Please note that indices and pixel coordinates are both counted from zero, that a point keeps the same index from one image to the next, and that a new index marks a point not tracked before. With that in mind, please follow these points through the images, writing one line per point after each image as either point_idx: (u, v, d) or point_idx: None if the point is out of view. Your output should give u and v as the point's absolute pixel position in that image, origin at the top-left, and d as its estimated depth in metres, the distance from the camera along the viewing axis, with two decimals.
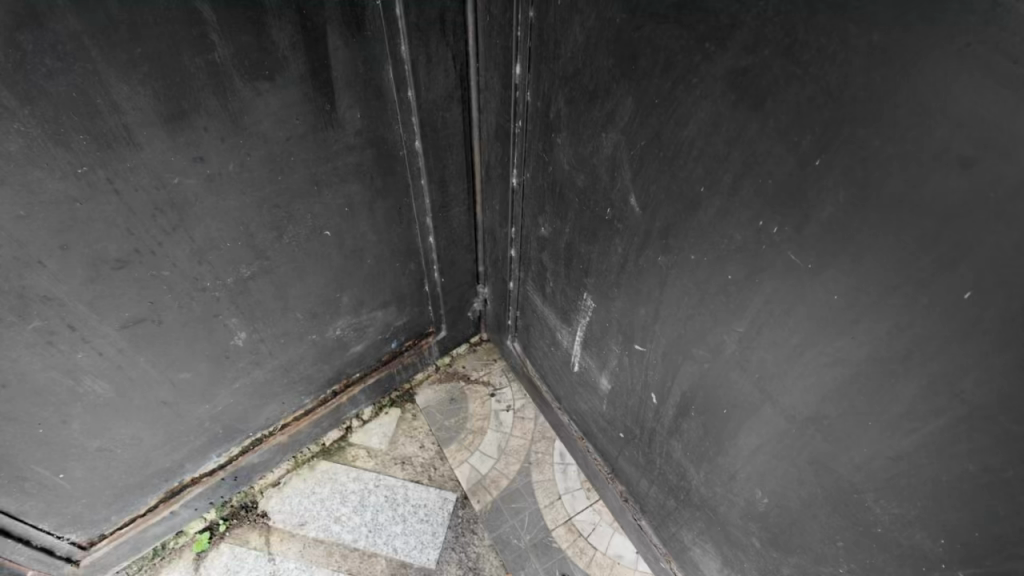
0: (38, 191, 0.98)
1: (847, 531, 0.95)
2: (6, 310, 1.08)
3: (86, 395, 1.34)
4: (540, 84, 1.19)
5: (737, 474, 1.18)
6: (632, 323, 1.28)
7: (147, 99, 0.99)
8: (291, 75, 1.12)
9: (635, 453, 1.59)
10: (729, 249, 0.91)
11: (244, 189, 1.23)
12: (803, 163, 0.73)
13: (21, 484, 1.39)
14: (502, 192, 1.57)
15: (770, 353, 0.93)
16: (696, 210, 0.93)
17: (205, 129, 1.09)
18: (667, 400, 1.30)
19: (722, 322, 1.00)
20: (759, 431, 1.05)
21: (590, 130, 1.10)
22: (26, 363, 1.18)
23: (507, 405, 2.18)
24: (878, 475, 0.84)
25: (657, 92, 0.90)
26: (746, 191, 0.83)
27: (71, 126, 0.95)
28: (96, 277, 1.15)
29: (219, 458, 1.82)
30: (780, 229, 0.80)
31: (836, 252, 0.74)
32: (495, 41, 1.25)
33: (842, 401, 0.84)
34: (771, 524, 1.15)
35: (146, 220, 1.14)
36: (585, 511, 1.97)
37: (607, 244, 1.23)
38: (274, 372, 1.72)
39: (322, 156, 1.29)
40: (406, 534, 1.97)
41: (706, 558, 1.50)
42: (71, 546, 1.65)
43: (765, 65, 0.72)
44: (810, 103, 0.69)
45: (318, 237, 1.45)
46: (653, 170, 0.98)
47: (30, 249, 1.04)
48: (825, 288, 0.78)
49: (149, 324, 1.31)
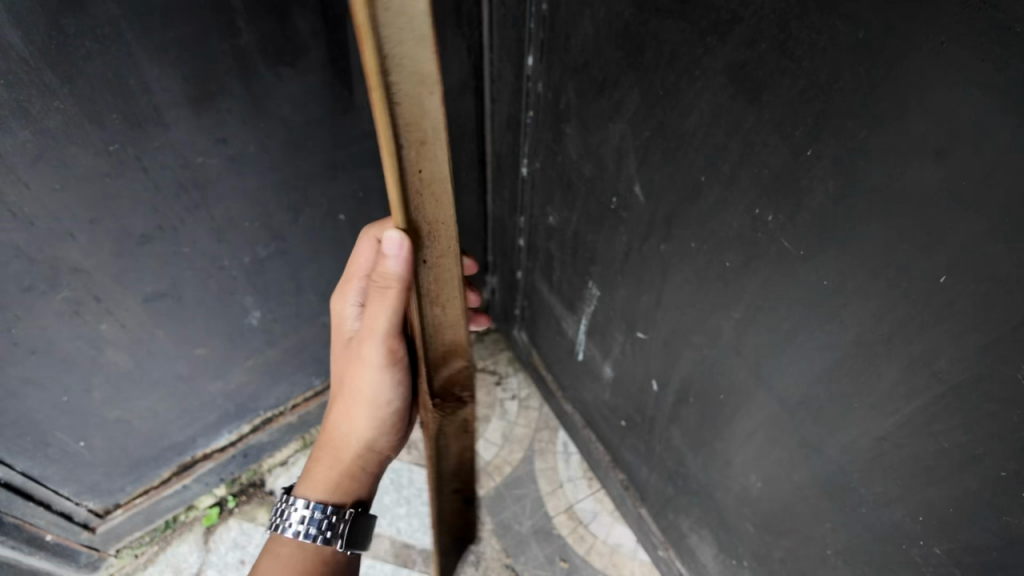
0: (73, 166, 1.03)
1: (835, 512, 0.99)
2: (38, 279, 1.14)
3: (108, 365, 1.39)
4: (551, 75, 1.23)
5: (733, 460, 1.22)
6: (635, 311, 1.32)
7: (175, 80, 1.04)
8: (313, 62, 1.19)
9: (637, 441, 1.63)
10: (727, 237, 0.94)
11: (265, 171, 1.29)
12: (797, 153, 0.76)
13: (45, 449, 1.45)
14: (512, 183, 1.61)
15: (763, 338, 0.97)
16: (697, 198, 0.97)
17: (229, 112, 1.14)
18: (667, 387, 1.33)
19: (721, 310, 1.04)
20: (753, 416, 1.09)
21: (598, 121, 1.14)
22: (55, 331, 1.24)
23: (513, 395, 2.27)
24: (863, 455, 0.87)
25: (661, 84, 0.94)
26: (744, 180, 0.86)
27: (106, 106, 1.00)
28: (122, 251, 1.21)
29: (230, 435, 1.87)
30: (774, 218, 0.84)
31: (826, 238, 0.78)
32: (508, 33, 1.29)
33: (830, 384, 0.88)
34: (764, 508, 1.19)
35: (170, 197, 1.19)
36: (586, 500, 2.02)
37: (612, 232, 1.27)
38: (286, 353, 1.78)
39: (340, 141, 1.36)
40: (409, 516, 2.02)
41: (702, 544, 1.54)
42: (88, 513, 1.70)
43: (760, 59, 0.76)
44: (803, 96, 0.73)
45: (331, 220, 1.52)
46: (657, 159, 1.02)
47: (62, 221, 1.09)
48: (816, 274, 0.81)
49: (169, 300, 1.37)
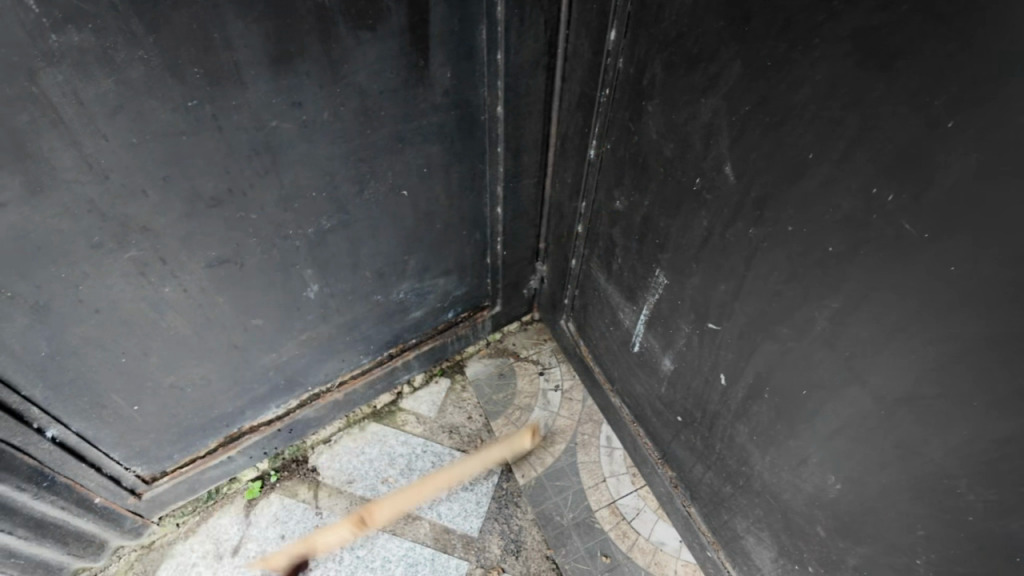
0: (151, 121, 1.02)
1: (931, 520, 0.93)
2: (108, 237, 1.13)
3: (168, 330, 1.38)
4: (636, 50, 1.17)
5: (808, 460, 1.16)
6: (708, 301, 1.26)
7: (258, 36, 1.02)
8: (392, 28, 1.15)
9: (693, 438, 1.58)
10: (832, 221, 0.88)
11: (335, 140, 1.26)
12: (933, 125, 0.71)
13: (100, 410, 1.45)
14: (578, 164, 1.57)
15: (864, 330, 0.91)
16: (800, 178, 0.91)
17: (306, 74, 1.12)
18: (737, 381, 1.28)
19: (815, 299, 0.97)
20: (839, 414, 1.03)
21: (687, 97, 1.08)
22: (120, 291, 1.23)
23: (556, 385, 2.22)
24: (976, 459, 0.81)
25: (770, 55, 0.88)
26: (860, 156, 0.80)
27: (187, 59, 0.98)
28: (191, 213, 1.19)
29: (278, 409, 1.87)
30: (894, 198, 0.78)
31: (959, 217, 0.72)
32: (591, 6, 1.25)
33: (942, 379, 0.81)
34: (842, 512, 1.13)
35: (242, 160, 1.17)
36: (629, 496, 1.98)
37: (690, 217, 1.21)
38: (338, 329, 1.75)
39: (410, 113, 1.33)
40: (450, 501, 1.99)
41: (759, 547, 1.48)
42: (135, 479, 1.70)
43: (900, 22, 0.70)
44: (950, 61, 0.67)
45: (394, 195, 1.49)
46: (755, 137, 0.96)
47: (135, 177, 1.08)
48: (939, 259, 0.76)
49: (231, 267, 1.35)
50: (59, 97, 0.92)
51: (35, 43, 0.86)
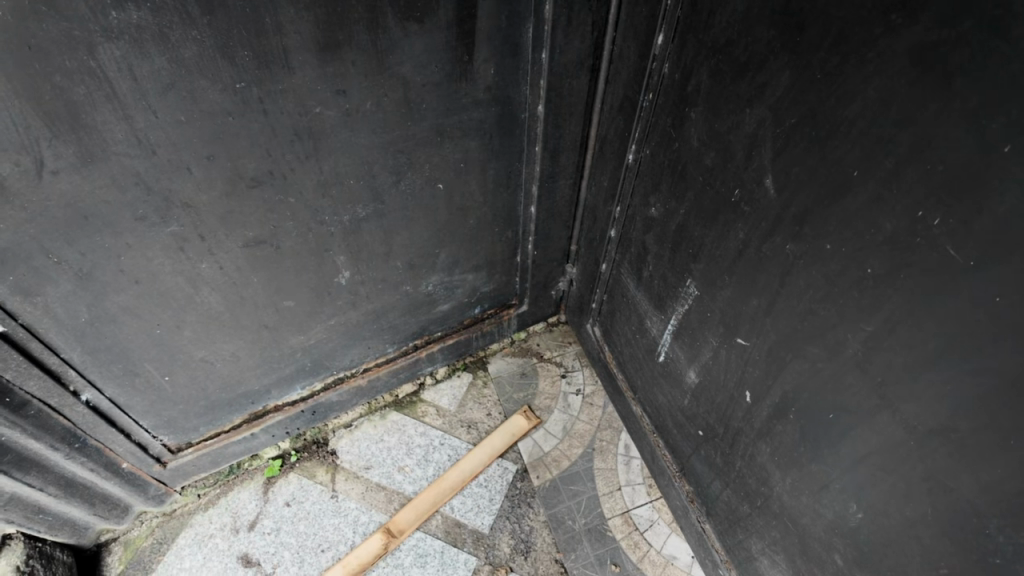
0: (200, 100, 1.05)
1: (957, 558, 0.89)
2: (152, 211, 1.16)
3: (201, 304, 1.42)
4: (683, 55, 1.16)
5: (830, 485, 1.13)
6: (739, 315, 1.24)
7: (308, 23, 1.03)
8: (440, 21, 1.16)
9: (713, 453, 1.55)
10: (874, 241, 0.86)
11: (376, 129, 1.28)
12: (988, 149, 0.68)
13: (133, 378, 1.49)
14: (615, 168, 1.55)
15: (899, 356, 0.88)
16: (843, 195, 0.88)
17: (352, 63, 1.13)
18: (762, 399, 1.25)
19: (850, 320, 0.95)
20: (866, 440, 1.00)
21: (732, 105, 1.06)
22: (159, 264, 1.27)
23: (577, 389, 2.22)
24: (1010, 499, 0.78)
25: (821, 67, 0.86)
26: (909, 176, 0.78)
27: (239, 41, 1.00)
28: (232, 192, 1.22)
29: (302, 390, 1.90)
30: (941, 222, 0.76)
31: (1011, 246, 0.69)
32: (641, 9, 1.24)
33: (979, 412, 0.78)
34: (862, 542, 1.10)
35: (285, 144, 1.19)
36: (643, 506, 1.96)
37: (726, 229, 1.19)
38: (366, 316, 1.78)
39: (451, 108, 1.34)
40: (463, 496, 2.00)
41: (773, 570, 1.45)
42: (161, 448, 1.74)
43: (962, 39, 0.67)
44: (1011, 84, 0.64)
45: (430, 188, 1.50)
46: (799, 150, 0.94)
47: (182, 153, 1.11)
48: (984, 288, 0.73)
49: (268, 248, 1.38)
50: (115, 72, 0.95)
51: (96, 19, 0.89)
